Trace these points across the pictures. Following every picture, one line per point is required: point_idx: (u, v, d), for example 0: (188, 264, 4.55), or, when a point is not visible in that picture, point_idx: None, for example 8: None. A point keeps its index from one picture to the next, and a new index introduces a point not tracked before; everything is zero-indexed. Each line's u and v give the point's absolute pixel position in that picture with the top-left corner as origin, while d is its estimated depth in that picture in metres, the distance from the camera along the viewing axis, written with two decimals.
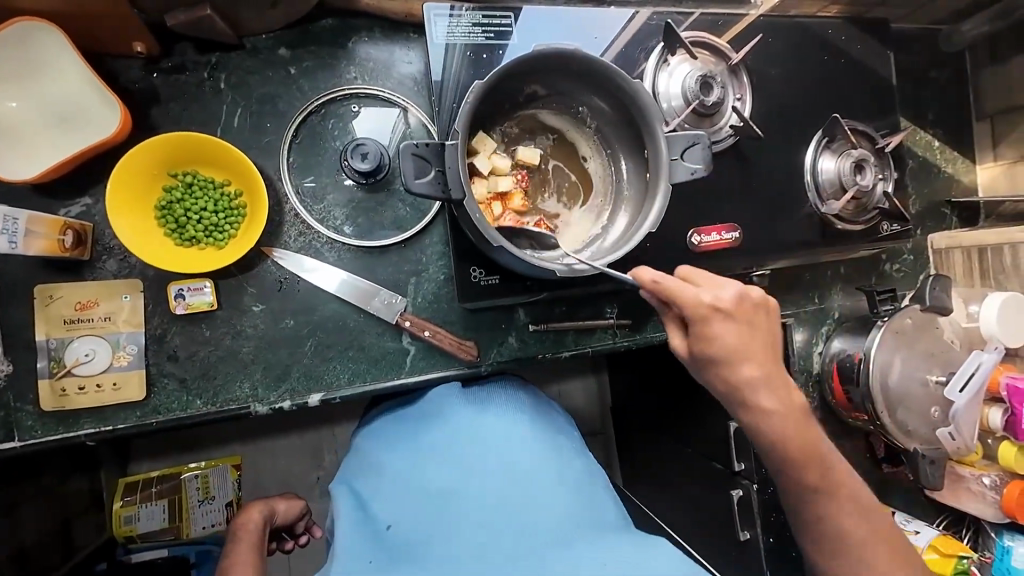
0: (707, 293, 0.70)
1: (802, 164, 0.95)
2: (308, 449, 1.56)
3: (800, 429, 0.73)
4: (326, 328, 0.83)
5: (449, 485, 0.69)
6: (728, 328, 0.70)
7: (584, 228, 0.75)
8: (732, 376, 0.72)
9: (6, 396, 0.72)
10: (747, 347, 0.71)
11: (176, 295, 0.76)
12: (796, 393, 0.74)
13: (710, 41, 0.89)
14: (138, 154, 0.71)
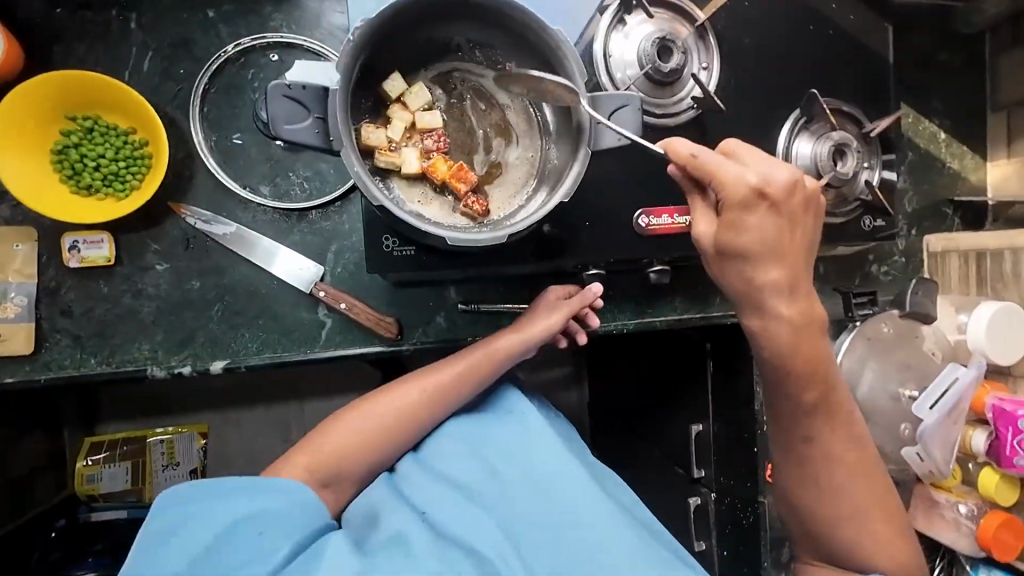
0: (749, 173, 0.60)
1: (774, 146, 0.85)
2: (277, 427, 1.48)
3: (818, 348, 0.66)
4: (235, 293, 0.78)
5: (501, 486, 0.65)
6: (761, 216, 0.60)
7: (506, 197, 0.67)
8: (757, 276, 0.62)
9: None
10: (779, 244, 0.61)
11: (71, 246, 0.72)
12: (819, 310, 0.65)
13: (676, 2, 0.80)
14: (28, 92, 0.67)
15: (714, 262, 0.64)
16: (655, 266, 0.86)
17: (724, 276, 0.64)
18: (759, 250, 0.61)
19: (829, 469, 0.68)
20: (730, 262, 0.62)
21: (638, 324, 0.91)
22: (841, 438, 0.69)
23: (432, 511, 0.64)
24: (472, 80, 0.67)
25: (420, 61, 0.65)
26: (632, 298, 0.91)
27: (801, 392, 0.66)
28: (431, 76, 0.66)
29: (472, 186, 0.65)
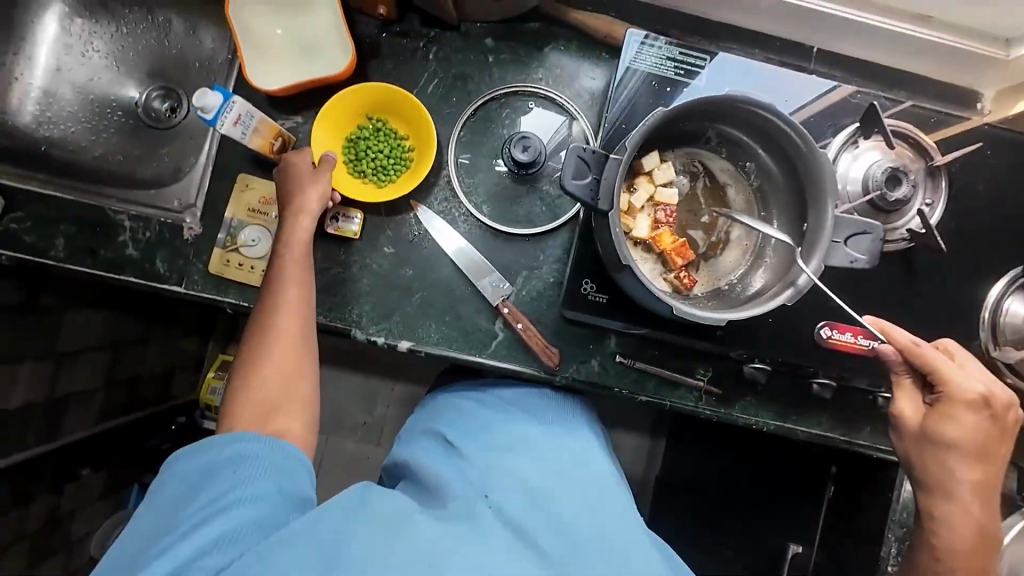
0: (977, 381, 0.69)
1: (981, 299, 0.83)
2: (365, 396, 1.66)
3: (977, 535, 0.71)
4: (434, 287, 0.89)
5: (546, 481, 0.71)
6: (974, 418, 0.69)
7: (710, 275, 0.73)
8: (951, 464, 0.71)
9: (187, 250, 0.87)
10: (979, 444, 0.70)
11: (332, 215, 0.87)
12: (984, 510, 0.71)
13: (915, 136, 0.82)
14: (354, 92, 0.85)
15: (912, 440, 0.73)
16: (817, 377, 0.86)
17: (918, 455, 0.73)
18: (963, 446, 0.70)
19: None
20: (930, 446, 0.71)
21: (780, 428, 0.90)
22: None
23: (494, 493, 0.68)
24: (709, 163, 0.74)
25: (673, 140, 0.72)
26: (783, 401, 0.90)
27: (947, 558, 0.72)
28: (678, 156, 0.73)
29: (688, 262, 0.71)
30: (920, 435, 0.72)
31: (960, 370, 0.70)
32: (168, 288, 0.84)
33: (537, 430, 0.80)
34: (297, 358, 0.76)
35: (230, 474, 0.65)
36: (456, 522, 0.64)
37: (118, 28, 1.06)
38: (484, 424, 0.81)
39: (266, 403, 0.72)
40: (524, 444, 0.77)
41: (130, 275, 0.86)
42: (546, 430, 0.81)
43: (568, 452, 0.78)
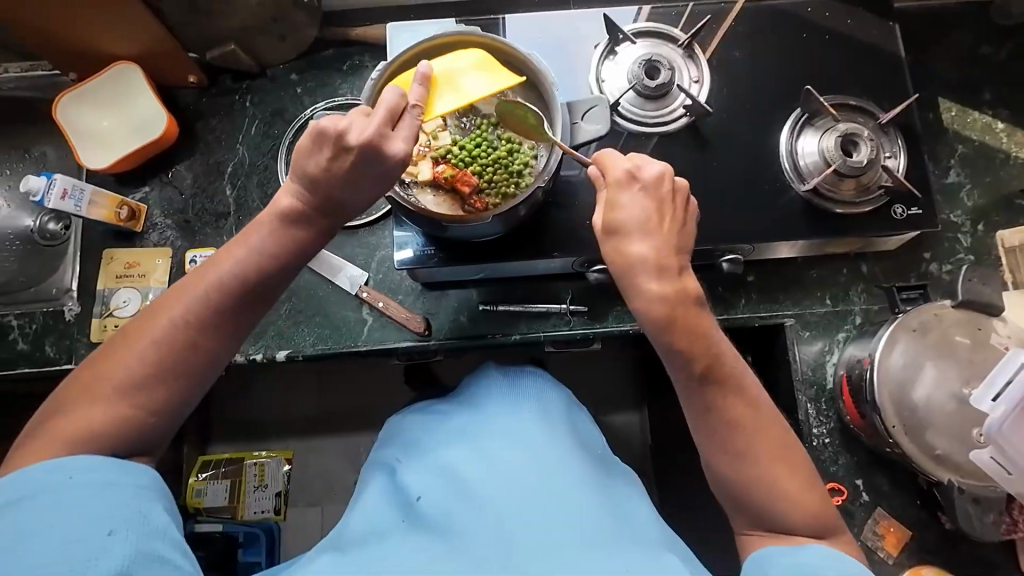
0: (626, 162, 0.71)
1: (777, 147, 0.88)
2: (350, 457, 1.64)
3: (691, 312, 0.69)
4: (299, 295, 0.96)
5: (469, 472, 0.75)
6: (636, 196, 0.70)
7: (501, 190, 0.79)
8: (628, 249, 0.69)
9: (72, 329, 0.94)
10: (650, 219, 0.69)
11: (191, 259, 0.96)
12: (685, 277, 0.70)
13: (661, 32, 0.91)
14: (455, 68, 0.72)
15: (603, 241, 0.71)
16: None
17: (607, 253, 0.71)
18: (640, 225, 0.69)
19: (730, 432, 0.68)
20: (614, 236, 0.70)
21: None
22: (737, 401, 0.69)
23: (420, 497, 0.75)
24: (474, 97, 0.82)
25: None
26: None
27: (669, 341, 0.69)
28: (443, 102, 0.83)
29: (475, 187, 0.78)
30: (603, 229, 0.70)
31: (637, 164, 0.71)
32: (57, 367, 0.91)
33: (468, 419, 0.86)
34: (159, 384, 0.64)
35: (107, 527, 0.55)
36: (386, 535, 0.70)
37: None
38: (422, 435, 0.88)
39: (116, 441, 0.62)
40: (453, 438, 0.82)
41: (24, 367, 0.93)
42: (478, 415, 0.86)
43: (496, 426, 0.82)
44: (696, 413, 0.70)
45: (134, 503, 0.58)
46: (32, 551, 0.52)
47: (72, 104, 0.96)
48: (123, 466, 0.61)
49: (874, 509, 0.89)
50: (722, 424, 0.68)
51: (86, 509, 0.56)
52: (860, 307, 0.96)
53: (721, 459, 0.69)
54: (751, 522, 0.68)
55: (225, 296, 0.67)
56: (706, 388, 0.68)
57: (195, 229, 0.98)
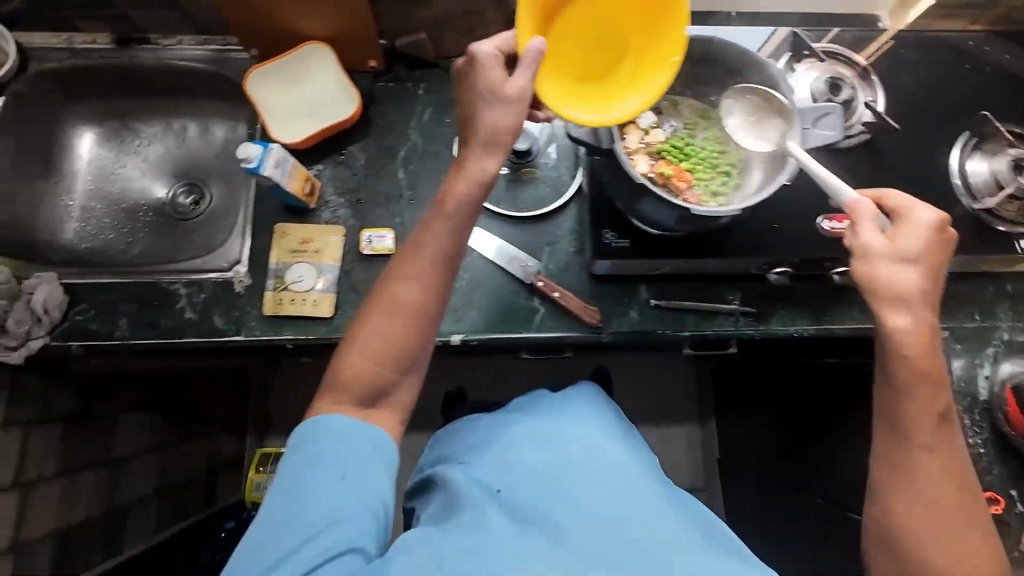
0: (926, 212, 0.71)
1: (948, 164, 0.93)
2: None
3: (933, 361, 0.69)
4: (472, 280, 0.97)
5: (570, 461, 0.69)
6: (926, 237, 0.69)
7: (712, 189, 0.81)
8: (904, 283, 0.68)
9: (242, 301, 0.94)
10: (930, 263, 0.69)
11: (367, 239, 0.96)
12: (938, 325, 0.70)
13: (838, 52, 0.96)
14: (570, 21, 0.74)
15: (871, 261, 0.70)
16: (838, 270, 0.96)
17: (873, 272, 0.69)
18: (918, 264, 0.69)
19: (927, 474, 0.68)
20: (889, 262, 0.69)
21: (818, 330, 0.96)
22: (947, 448, 0.70)
23: (504, 488, 0.67)
24: (684, 102, 0.86)
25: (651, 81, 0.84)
26: (810, 304, 0.97)
27: (910, 368, 0.68)
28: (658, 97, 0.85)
29: (688, 183, 0.82)
30: (880, 253, 0.69)
31: (912, 208, 0.72)
32: (231, 338, 0.90)
33: (548, 427, 0.74)
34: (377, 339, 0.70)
35: (340, 472, 0.64)
36: (477, 522, 0.63)
37: (139, 143, 1.18)
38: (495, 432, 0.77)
39: (374, 394, 0.70)
40: (538, 424, 0.76)
41: (192, 336, 0.92)
42: (559, 417, 0.78)
43: (580, 440, 0.72)
44: (903, 456, 0.70)
45: (363, 461, 0.65)
46: (306, 485, 0.63)
47: (261, 79, 0.98)
48: (366, 425, 0.68)
49: None
50: (918, 466, 0.69)
51: (332, 457, 0.65)
52: (1006, 325, 1.00)
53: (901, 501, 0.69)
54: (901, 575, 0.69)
55: (441, 272, 0.72)
56: (929, 430, 0.68)
57: (367, 210, 0.99)
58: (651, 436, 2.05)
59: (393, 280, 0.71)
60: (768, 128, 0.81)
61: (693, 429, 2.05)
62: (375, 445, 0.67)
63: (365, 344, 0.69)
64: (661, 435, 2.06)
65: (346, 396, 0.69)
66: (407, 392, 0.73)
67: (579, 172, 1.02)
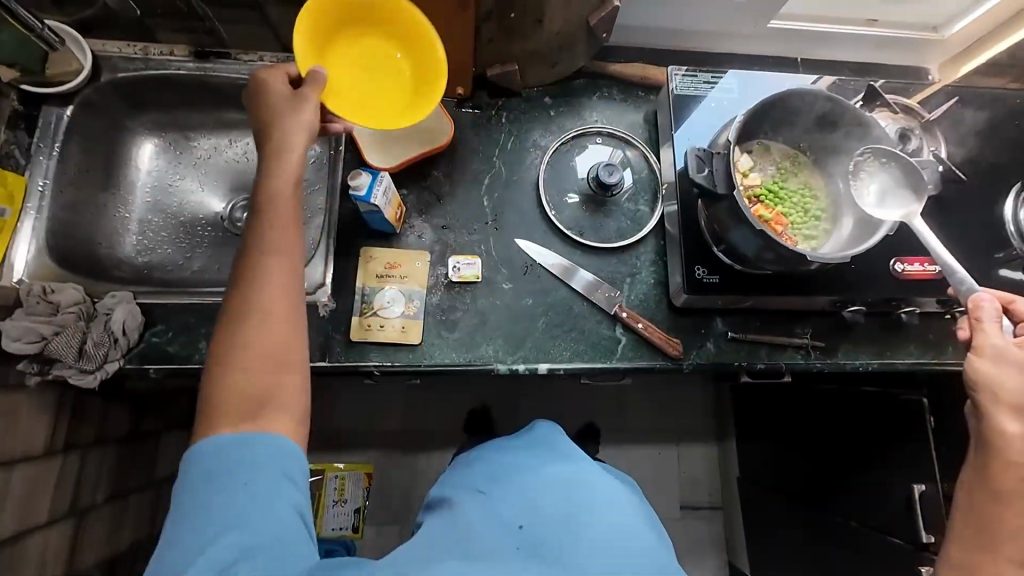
0: None
1: (1001, 213, 0.99)
2: None
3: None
4: (556, 309, 0.98)
5: (588, 511, 0.66)
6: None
7: (806, 233, 0.87)
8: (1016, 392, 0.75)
9: (327, 325, 0.92)
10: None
11: (454, 266, 0.96)
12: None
13: (905, 102, 1.02)
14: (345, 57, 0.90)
15: (994, 361, 0.76)
16: (906, 308, 1.01)
17: (998, 373, 0.76)
18: None
19: None
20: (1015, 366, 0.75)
21: (883, 365, 1.00)
22: None
23: (525, 526, 0.64)
24: (775, 149, 0.91)
25: (753, 126, 0.88)
26: (875, 339, 1.02)
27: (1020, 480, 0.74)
28: (755, 141, 0.90)
29: (785, 226, 0.86)
30: (1004, 355, 0.76)
31: None
32: (318, 363, 0.89)
33: (563, 472, 0.73)
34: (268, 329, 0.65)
35: (244, 481, 0.57)
36: (497, 554, 0.60)
37: (198, 155, 1.15)
38: (506, 466, 0.76)
39: (253, 396, 0.62)
40: (559, 468, 0.74)
41: None
42: (572, 466, 0.74)
43: (592, 489, 0.71)
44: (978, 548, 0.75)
45: (270, 476, 0.58)
46: (210, 502, 0.56)
47: None
48: (261, 433, 0.60)
49: None
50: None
51: (239, 469, 0.58)
52: None
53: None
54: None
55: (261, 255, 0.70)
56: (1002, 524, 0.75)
57: (453, 236, 0.99)
58: (671, 455, 2.09)
59: (268, 270, 0.69)
60: (892, 200, 0.83)
61: (711, 448, 2.10)
62: (271, 449, 0.60)
63: (241, 338, 0.64)
64: (680, 454, 2.10)
65: (226, 395, 0.62)
66: (297, 393, 0.65)
67: (658, 205, 1.04)
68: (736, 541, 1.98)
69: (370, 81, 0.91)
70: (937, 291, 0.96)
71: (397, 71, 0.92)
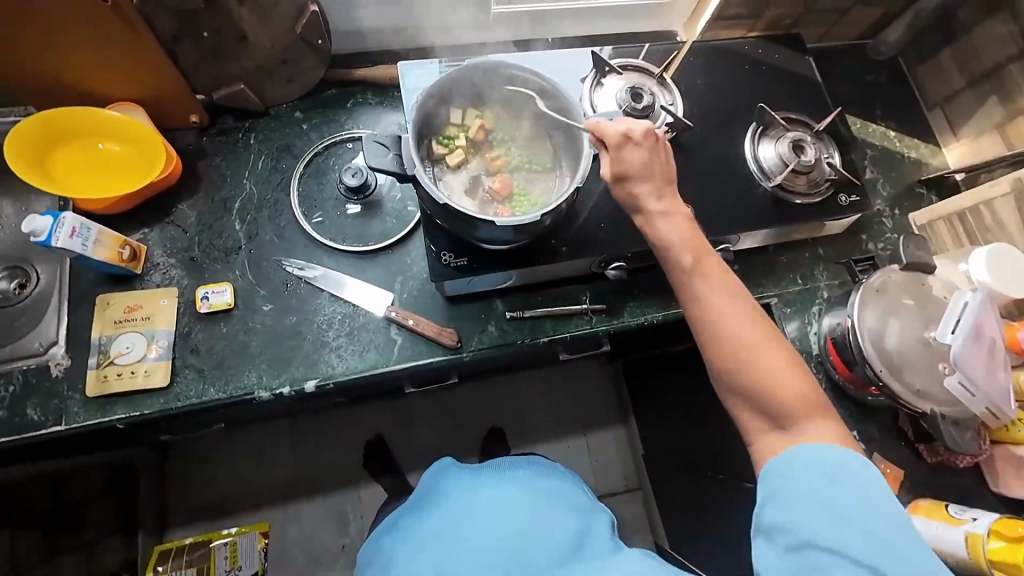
0: (617, 124, 0.79)
1: (743, 153, 1.05)
2: None
3: (685, 230, 0.79)
4: (324, 323, 0.94)
5: (463, 544, 0.80)
6: (639, 150, 0.79)
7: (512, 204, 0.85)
8: (634, 191, 0.79)
9: (61, 385, 0.85)
10: (650, 167, 0.79)
11: (203, 297, 0.92)
12: (683, 205, 0.81)
13: (637, 65, 1.07)
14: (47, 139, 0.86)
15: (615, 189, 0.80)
16: None
17: (619, 200, 0.80)
18: (638, 169, 0.79)
19: (717, 330, 0.75)
20: (619, 184, 0.79)
21: (666, 315, 1.02)
22: (722, 292, 0.77)
23: None
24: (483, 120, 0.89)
25: (458, 106, 0.87)
26: (656, 292, 1.04)
27: (677, 251, 0.78)
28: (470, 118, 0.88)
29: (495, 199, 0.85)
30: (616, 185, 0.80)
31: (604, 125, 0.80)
32: (47, 429, 0.81)
33: (440, 515, 0.87)
34: None
35: None
36: None
37: None
38: (405, 524, 0.92)
39: None
40: (439, 520, 0.86)
41: (1, 436, 0.82)
42: (444, 511, 0.87)
43: (465, 516, 0.84)
44: (688, 307, 0.78)
45: None
46: None
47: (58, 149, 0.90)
48: None
49: (872, 455, 1.02)
50: (710, 327, 0.75)
51: None
52: (825, 283, 1.12)
53: (720, 356, 0.75)
54: (760, 419, 0.74)
55: None
56: (696, 284, 0.76)
57: (203, 267, 0.94)
58: (580, 446, 2.04)
59: None
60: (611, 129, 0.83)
61: (618, 430, 2.06)
62: None
63: None
64: (589, 443, 2.05)
65: None
66: None
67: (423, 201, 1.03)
68: (655, 519, 1.96)
69: (95, 170, 0.90)
70: None
71: (122, 164, 0.92)
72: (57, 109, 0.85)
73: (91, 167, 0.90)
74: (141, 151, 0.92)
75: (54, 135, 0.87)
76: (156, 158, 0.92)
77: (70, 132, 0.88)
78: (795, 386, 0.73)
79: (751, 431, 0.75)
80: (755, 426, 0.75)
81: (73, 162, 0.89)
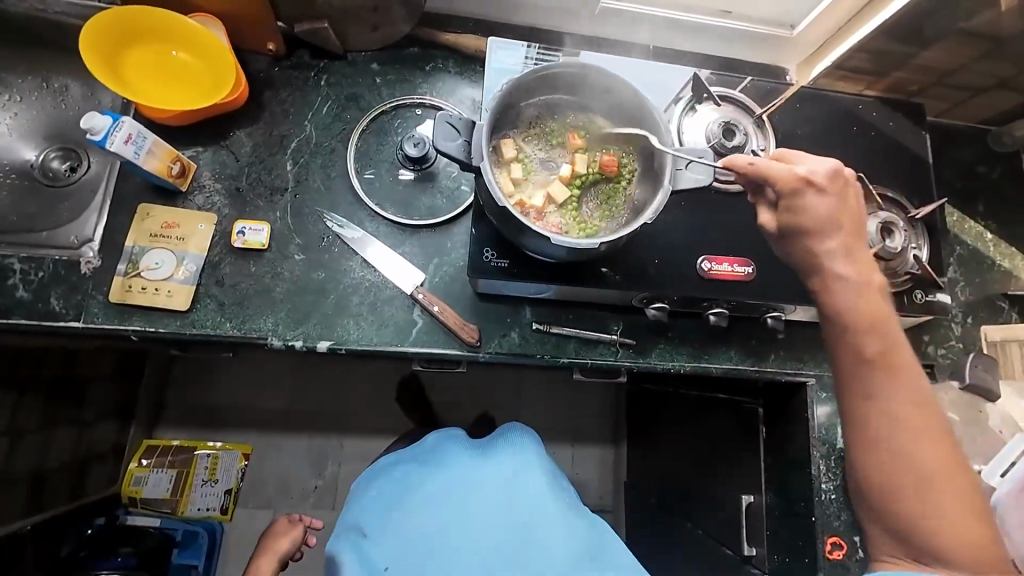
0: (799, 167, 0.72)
1: None
2: None
3: (881, 308, 0.69)
4: (349, 285, 0.92)
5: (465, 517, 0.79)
6: (823, 199, 0.71)
7: (581, 222, 0.81)
8: (822, 245, 0.71)
9: (86, 284, 0.85)
10: (838, 220, 0.71)
11: (239, 231, 0.90)
12: (876, 273, 0.71)
13: (738, 99, 0.99)
14: (132, 35, 0.86)
15: (779, 239, 0.75)
16: (714, 309, 0.94)
17: (788, 251, 0.74)
18: (831, 219, 0.71)
19: (874, 439, 0.66)
20: (799, 237, 0.72)
21: (694, 368, 0.97)
22: (904, 395, 0.66)
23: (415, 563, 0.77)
24: (558, 127, 0.84)
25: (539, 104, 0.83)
26: (691, 342, 0.99)
27: (859, 338, 0.68)
28: (547, 121, 0.84)
29: (546, 211, 0.81)
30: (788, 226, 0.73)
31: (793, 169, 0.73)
32: (64, 324, 0.82)
33: (438, 481, 0.83)
34: None
35: None
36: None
37: None
38: (400, 476, 0.88)
39: None
40: (435, 485, 0.83)
41: (21, 319, 0.83)
42: (445, 476, 0.84)
43: (467, 490, 0.82)
44: (857, 410, 0.68)
45: None
46: None
47: None
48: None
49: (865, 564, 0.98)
50: (864, 440, 0.66)
51: None
52: None
53: (871, 461, 0.66)
54: (895, 541, 0.65)
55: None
56: (879, 385, 0.66)
57: (246, 200, 0.92)
58: (565, 455, 2.02)
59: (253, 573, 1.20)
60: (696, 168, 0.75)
61: (607, 450, 2.03)
62: None
63: None
64: (575, 454, 2.03)
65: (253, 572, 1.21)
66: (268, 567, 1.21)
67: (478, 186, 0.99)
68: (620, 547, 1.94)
69: (163, 78, 0.89)
70: (752, 293, 0.91)
71: (191, 80, 0.90)
72: (151, 9, 0.84)
73: (161, 74, 0.89)
74: (212, 71, 0.90)
75: (141, 34, 0.87)
76: (224, 82, 0.89)
77: (154, 35, 0.87)
78: (954, 506, 0.63)
79: (884, 554, 0.67)
80: (891, 543, 0.66)
81: (146, 65, 0.88)
